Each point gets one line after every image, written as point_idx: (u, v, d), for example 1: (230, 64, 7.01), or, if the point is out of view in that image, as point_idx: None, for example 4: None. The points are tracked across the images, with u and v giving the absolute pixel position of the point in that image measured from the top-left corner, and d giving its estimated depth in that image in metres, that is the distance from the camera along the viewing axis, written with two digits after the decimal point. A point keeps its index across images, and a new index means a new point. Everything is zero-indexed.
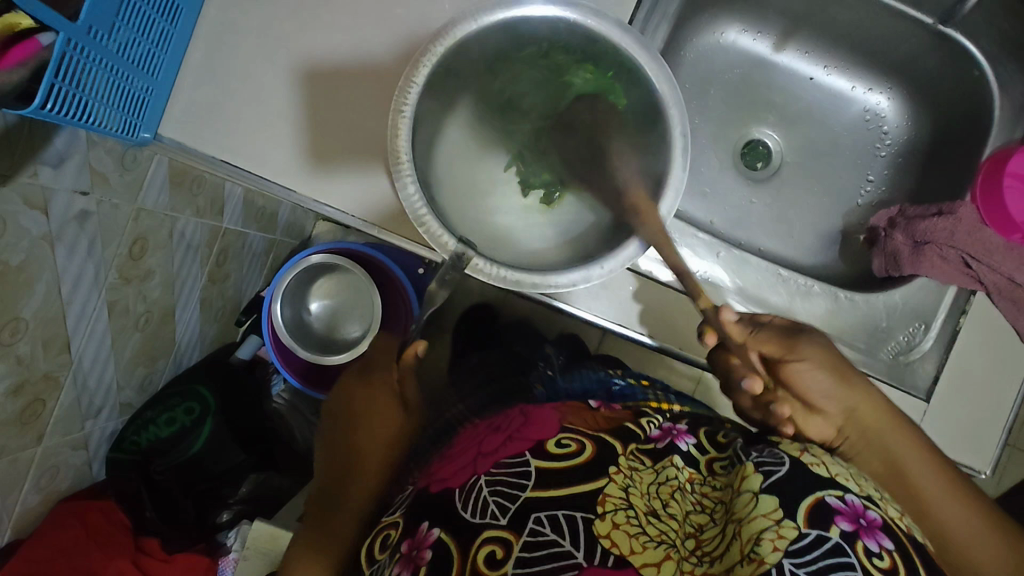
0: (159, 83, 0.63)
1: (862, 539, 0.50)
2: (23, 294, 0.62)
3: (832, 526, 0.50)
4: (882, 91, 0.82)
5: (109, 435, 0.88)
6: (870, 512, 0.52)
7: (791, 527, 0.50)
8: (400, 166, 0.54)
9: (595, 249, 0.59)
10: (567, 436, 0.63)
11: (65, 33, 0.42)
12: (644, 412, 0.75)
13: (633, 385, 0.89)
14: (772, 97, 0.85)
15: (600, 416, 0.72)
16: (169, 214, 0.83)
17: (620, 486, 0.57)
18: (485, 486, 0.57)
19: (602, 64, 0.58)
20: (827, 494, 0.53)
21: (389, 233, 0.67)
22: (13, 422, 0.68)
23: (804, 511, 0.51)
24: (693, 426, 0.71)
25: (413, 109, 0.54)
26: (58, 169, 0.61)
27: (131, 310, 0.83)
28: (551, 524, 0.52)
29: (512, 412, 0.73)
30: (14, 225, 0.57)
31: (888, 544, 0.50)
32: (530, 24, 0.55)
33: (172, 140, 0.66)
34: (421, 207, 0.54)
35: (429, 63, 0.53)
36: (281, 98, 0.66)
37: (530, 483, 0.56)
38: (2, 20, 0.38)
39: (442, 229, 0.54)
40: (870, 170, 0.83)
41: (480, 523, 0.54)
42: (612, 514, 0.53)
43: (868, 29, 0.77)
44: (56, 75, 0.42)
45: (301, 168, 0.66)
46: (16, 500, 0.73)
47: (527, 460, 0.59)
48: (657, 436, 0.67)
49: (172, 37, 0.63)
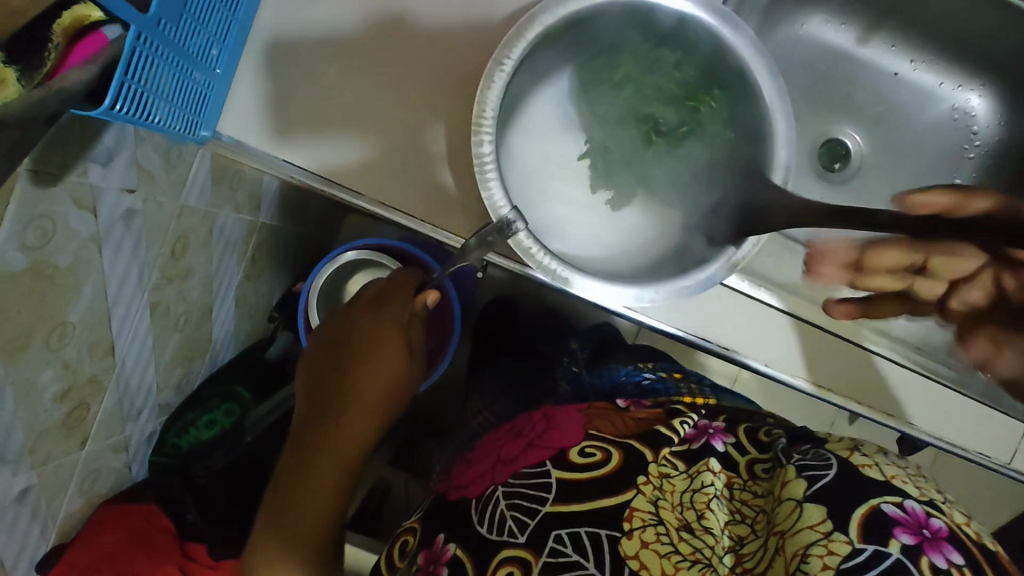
0: (218, 78, 0.58)
1: (930, 556, 0.44)
2: (71, 299, 0.59)
3: (891, 539, 0.45)
4: (973, 90, 0.78)
5: (148, 436, 0.86)
6: (934, 520, 0.46)
7: (843, 542, 0.45)
8: (482, 153, 0.50)
9: (675, 260, 0.56)
10: (592, 442, 0.59)
11: (134, 26, 0.39)
12: (676, 410, 0.66)
13: (665, 380, 0.83)
14: (852, 90, 0.81)
15: (629, 419, 0.65)
16: (210, 210, 0.80)
17: (649, 498, 0.52)
18: (501, 497, 0.54)
19: (704, 60, 0.54)
20: (883, 503, 0.47)
21: (423, 221, 0.63)
22: (60, 427, 0.66)
23: (856, 525, 0.45)
24: (731, 423, 0.64)
25: (517, 62, 0.50)
26: (107, 167, 0.58)
27: (172, 310, 0.80)
28: (573, 543, 0.49)
29: (534, 413, 0.69)
30: (64, 226, 0.55)
31: (957, 559, 0.44)
32: (626, 11, 0.52)
33: (230, 138, 0.62)
34: (491, 169, 0.50)
35: (544, 23, 0.50)
36: (343, 83, 0.62)
37: (551, 496, 0.53)
38: (72, 12, 0.35)
39: (502, 196, 0.51)
40: (957, 173, 0.79)
41: (497, 541, 0.51)
42: (640, 531, 0.49)
43: (971, 26, 0.72)
44: (125, 73, 0.39)
45: (341, 157, 0.63)
46: (60, 505, 0.71)
47: (548, 469, 0.55)
48: (692, 434, 0.60)
49: (234, 29, 0.58)
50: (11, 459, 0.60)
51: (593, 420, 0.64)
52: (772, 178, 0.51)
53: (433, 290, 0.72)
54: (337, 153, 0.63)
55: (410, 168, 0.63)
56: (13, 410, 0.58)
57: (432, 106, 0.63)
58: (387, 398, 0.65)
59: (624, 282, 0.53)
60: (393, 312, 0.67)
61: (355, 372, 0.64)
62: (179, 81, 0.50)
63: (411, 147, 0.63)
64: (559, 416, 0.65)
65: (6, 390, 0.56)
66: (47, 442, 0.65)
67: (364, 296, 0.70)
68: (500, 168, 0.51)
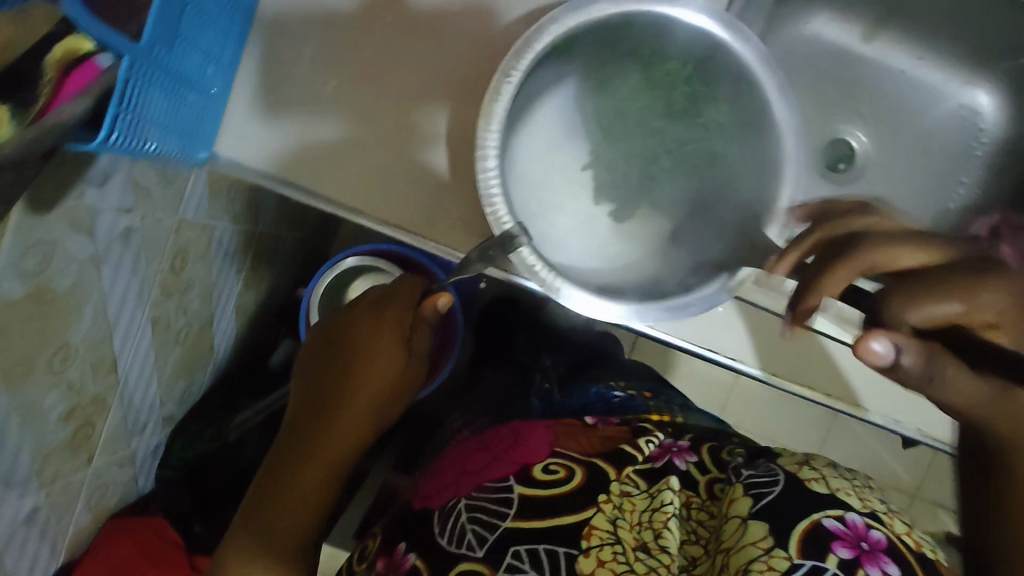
0: (212, 98, 0.56)
1: (863, 567, 0.45)
2: (72, 321, 0.59)
3: (829, 554, 0.45)
4: (980, 87, 0.77)
5: (154, 449, 0.86)
6: (873, 532, 0.47)
7: (782, 557, 0.45)
8: (486, 171, 0.50)
9: (680, 276, 0.55)
10: (557, 460, 0.56)
11: (127, 55, 0.38)
12: (643, 428, 0.63)
13: (635, 396, 0.78)
14: (856, 89, 0.80)
15: (596, 437, 0.61)
16: (208, 223, 0.79)
17: (609, 516, 0.50)
18: (464, 511, 0.52)
19: (713, 67, 0.54)
20: (825, 516, 0.47)
21: (424, 239, 0.60)
22: (66, 448, 0.66)
23: (797, 538, 0.46)
24: (695, 441, 0.62)
25: (524, 75, 0.50)
26: (103, 188, 0.57)
27: (173, 324, 0.79)
28: (530, 559, 0.47)
29: (499, 427, 0.65)
30: (62, 250, 0.54)
31: (893, 570, 0.45)
32: (631, 20, 0.51)
33: (227, 158, 0.60)
34: (495, 186, 0.50)
35: (552, 34, 0.49)
36: (338, 92, 0.59)
37: (512, 512, 0.51)
38: (65, 46, 0.36)
39: (506, 211, 0.51)
40: (964, 172, 0.78)
41: (455, 554, 0.49)
42: (598, 550, 0.47)
43: (982, 22, 0.71)
44: (118, 105, 0.39)
45: (336, 174, 0.60)
46: (68, 522, 0.72)
47: (510, 485, 0.53)
48: (657, 453, 0.58)
49: (228, 47, 0.56)
50: (18, 482, 0.60)
51: (561, 435, 0.61)
52: (768, 233, 0.52)
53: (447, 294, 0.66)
54: (333, 166, 0.60)
55: (409, 185, 0.60)
56: (18, 435, 0.57)
57: (433, 117, 0.59)
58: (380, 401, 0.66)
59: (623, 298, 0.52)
60: (394, 314, 0.65)
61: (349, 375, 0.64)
62: (172, 105, 0.49)
63: (412, 162, 0.59)
64: (526, 431, 0.62)
65: (11, 416, 0.55)
66: (54, 463, 0.64)
67: (365, 299, 0.68)
68: (503, 184, 0.51)
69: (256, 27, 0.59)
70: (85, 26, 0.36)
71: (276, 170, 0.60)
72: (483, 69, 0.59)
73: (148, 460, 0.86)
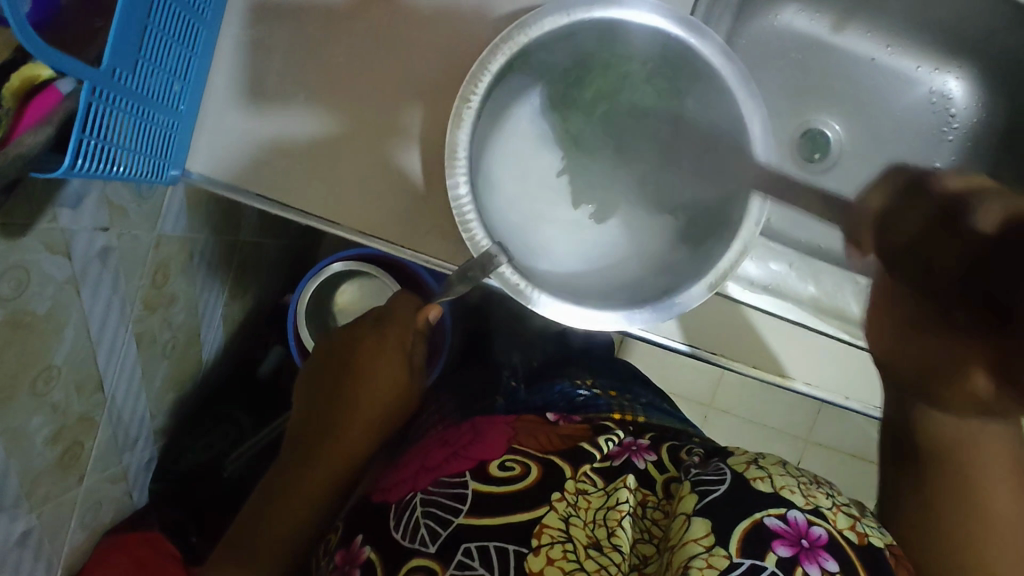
0: (182, 117, 0.56)
1: (802, 565, 0.44)
2: (53, 343, 0.59)
3: (768, 553, 0.44)
4: (949, 72, 0.78)
5: (147, 464, 0.86)
6: (815, 529, 0.46)
7: (722, 555, 0.44)
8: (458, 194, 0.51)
9: (665, 278, 0.56)
10: (514, 455, 0.55)
11: (87, 81, 0.40)
12: (603, 425, 0.63)
13: (599, 394, 0.77)
14: (828, 79, 0.80)
15: (555, 434, 0.60)
16: (188, 237, 0.79)
17: (561, 514, 0.49)
18: (418, 505, 0.50)
19: (682, 66, 0.54)
20: (767, 516, 0.46)
21: (403, 247, 0.60)
22: (55, 468, 0.66)
23: (737, 537, 0.45)
24: (656, 440, 0.62)
25: (483, 96, 0.51)
26: (76, 210, 0.57)
27: (158, 338, 0.79)
28: (480, 557, 0.46)
29: (463, 423, 0.64)
30: (37, 273, 0.54)
31: (831, 566, 0.44)
32: (595, 24, 0.52)
33: (203, 176, 0.59)
34: (470, 211, 0.51)
35: (507, 53, 0.50)
36: (309, 108, 0.59)
37: (465, 508, 0.49)
38: (21, 74, 0.39)
39: (482, 231, 0.52)
40: (937, 157, 0.79)
41: (406, 550, 0.48)
42: (547, 548, 0.46)
43: (949, 9, 0.72)
44: (82, 130, 0.41)
45: (313, 186, 0.59)
46: (61, 541, 0.72)
47: (465, 480, 0.52)
48: (616, 451, 0.58)
49: (193, 65, 0.56)
50: (7, 504, 0.60)
51: (519, 432, 0.60)
52: (748, 231, 0.52)
53: (435, 305, 0.63)
54: (309, 180, 0.59)
55: (388, 194, 0.59)
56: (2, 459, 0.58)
57: (404, 127, 0.59)
58: (384, 416, 0.64)
59: (608, 305, 0.53)
60: (396, 321, 0.64)
61: (350, 383, 0.63)
62: (140, 127, 0.50)
63: (386, 174, 0.59)
64: (486, 427, 0.61)
65: None
66: (43, 485, 0.65)
67: (364, 317, 0.67)
68: (477, 203, 0.52)
69: (218, 49, 0.58)
70: (36, 55, 0.35)
71: (260, 187, 0.59)
72: (446, 76, 0.58)
73: (141, 474, 0.86)
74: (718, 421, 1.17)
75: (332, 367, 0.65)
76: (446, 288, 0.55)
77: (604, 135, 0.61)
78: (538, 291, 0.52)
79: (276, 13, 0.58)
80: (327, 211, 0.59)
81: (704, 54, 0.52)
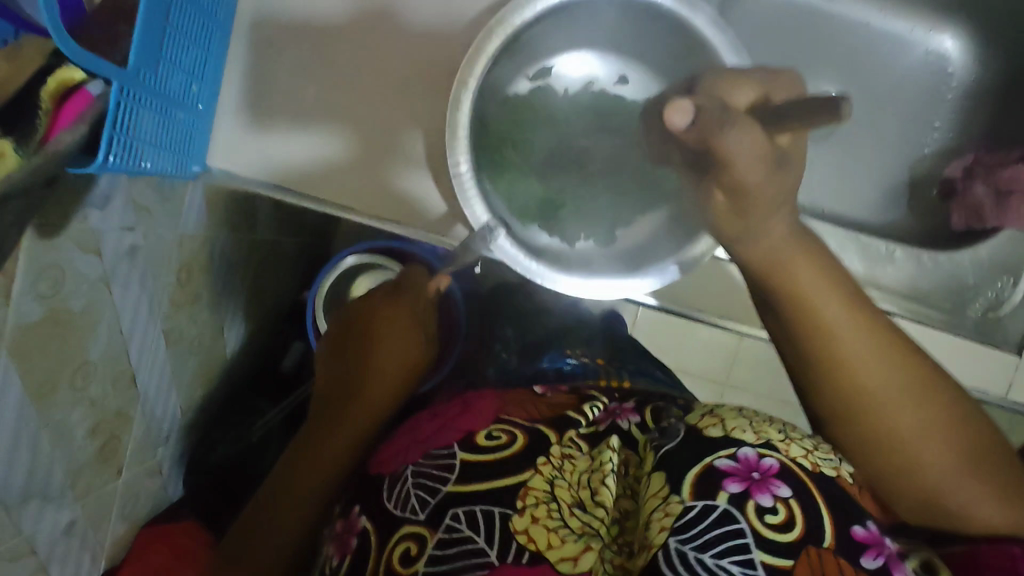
0: (201, 115, 0.59)
1: (753, 497, 0.44)
2: (88, 341, 0.62)
3: (719, 491, 0.44)
4: (944, 33, 0.79)
5: (179, 457, 0.89)
6: (766, 461, 0.47)
7: (677, 501, 0.45)
8: (458, 168, 0.53)
9: (655, 245, 0.59)
10: (501, 425, 0.57)
11: (114, 79, 0.44)
12: (589, 395, 0.64)
13: (587, 363, 0.83)
14: (826, 45, 0.80)
15: (541, 404, 0.63)
16: (207, 235, 0.81)
17: (546, 478, 0.50)
18: (410, 476, 0.53)
19: (670, 27, 0.56)
20: (718, 458, 0.47)
21: (416, 228, 0.62)
22: (95, 461, 0.69)
23: (689, 482, 0.46)
24: (641, 402, 0.63)
25: (480, 77, 0.53)
26: (105, 210, 0.60)
27: (185, 334, 0.82)
28: (467, 520, 0.47)
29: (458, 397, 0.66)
30: (72, 271, 0.57)
31: (783, 493, 0.45)
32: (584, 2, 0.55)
33: (223, 170, 0.61)
34: (470, 185, 0.54)
35: (502, 35, 0.53)
36: (314, 97, 0.60)
37: (452, 478, 0.51)
38: (59, 77, 0.41)
39: (482, 206, 0.54)
40: (938, 116, 0.80)
41: (399, 518, 0.50)
42: (533, 508, 0.47)
43: None
44: (112, 126, 0.45)
45: (319, 173, 0.61)
46: (106, 532, 0.75)
47: (453, 450, 0.54)
48: (601, 417, 0.60)
49: (208, 65, 0.58)
50: (55, 495, 0.64)
51: (506, 403, 0.62)
52: (728, 62, 0.53)
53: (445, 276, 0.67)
54: (320, 168, 0.61)
55: (391, 175, 0.61)
56: (48, 452, 0.61)
57: (411, 114, 0.60)
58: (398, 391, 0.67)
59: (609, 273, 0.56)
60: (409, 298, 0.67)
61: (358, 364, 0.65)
62: (165, 125, 0.53)
63: (400, 158, 0.61)
64: (474, 401, 0.63)
65: (40, 434, 0.59)
66: (86, 476, 0.68)
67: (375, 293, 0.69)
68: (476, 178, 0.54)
69: (233, 48, 0.60)
70: (67, 49, 0.39)
71: (264, 177, 0.62)
72: (448, 61, 0.60)
73: (176, 467, 0.89)
74: (732, 396, 1.18)
75: (346, 343, 0.67)
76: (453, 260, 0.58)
77: (605, 109, 0.64)
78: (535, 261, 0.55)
79: (280, 11, 0.60)
80: (340, 198, 0.62)
81: (697, 26, 0.54)
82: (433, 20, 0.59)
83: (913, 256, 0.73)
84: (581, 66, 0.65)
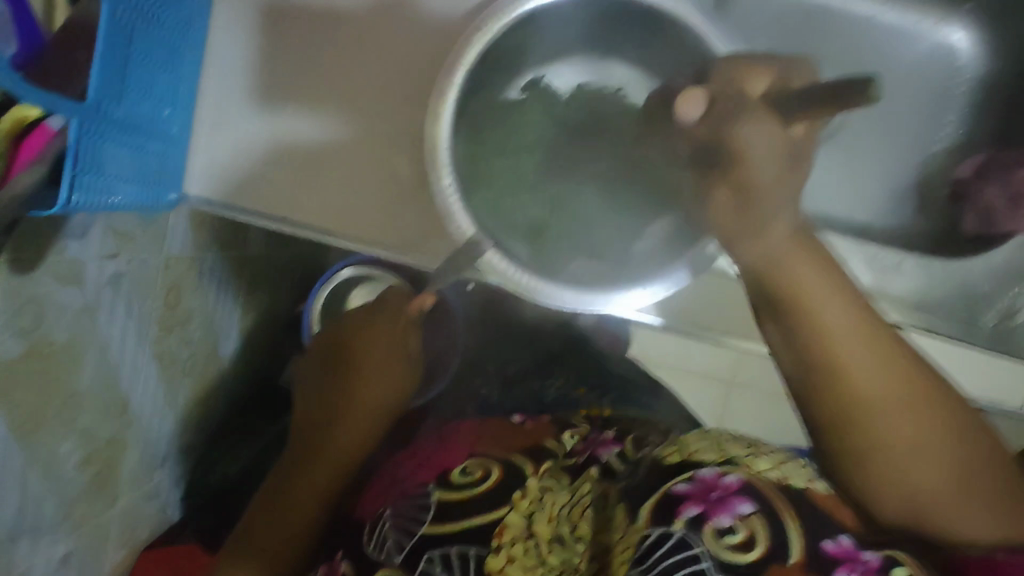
0: (174, 141, 0.57)
1: (712, 519, 0.43)
2: (74, 371, 0.61)
3: (675, 517, 0.43)
4: (953, 25, 0.76)
5: (177, 480, 0.88)
6: (725, 479, 0.46)
7: (636, 530, 0.44)
8: (439, 157, 0.50)
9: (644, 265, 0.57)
10: (476, 460, 0.58)
11: (75, 117, 0.43)
12: (572, 423, 0.66)
13: (569, 392, 0.83)
14: (827, 40, 0.77)
15: (521, 434, 0.64)
16: (195, 256, 0.79)
17: (523, 514, 0.51)
18: (387, 519, 0.54)
19: (662, 28, 0.53)
20: (674, 482, 0.46)
21: (403, 251, 0.60)
22: (88, 491, 0.67)
23: (645, 510, 0.45)
24: (623, 431, 0.63)
25: (463, 83, 0.50)
26: (83, 240, 0.58)
27: (177, 356, 0.80)
28: (443, 562, 0.49)
29: (447, 428, 0.68)
30: (51, 304, 0.55)
31: (744, 510, 0.44)
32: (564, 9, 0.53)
33: (201, 198, 0.59)
34: (454, 198, 0.51)
35: (487, 41, 0.50)
36: (290, 115, 0.58)
37: (429, 518, 0.53)
38: (10, 116, 0.42)
39: (466, 217, 0.51)
40: (948, 113, 0.77)
41: (376, 561, 0.52)
42: (508, 548, 0.49)
43: None
44: (73, 164, 0.44)
45: (298, 197, 0.59)
46: (102, 561, 0.74)
47: (429, 490, 0.55)
48: (581, 448, 0.60)
49: (178, 88, 0.56)
50: (47, 528, 0.62)
51: (482, 436, 0.63)
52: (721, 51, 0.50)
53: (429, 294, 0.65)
54: (301, 190, 0.59)
55: (376, 196, 0.59)
56: (37, 489, 0.60)
57: (395, 132, 0.58)
58: (379, 412, 0.67)
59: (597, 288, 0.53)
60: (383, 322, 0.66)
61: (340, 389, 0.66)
62: (133, 157, 0.52)
63: (384, 176, 0.59)
64: (455, 435, 0.65)
65: (26, 470, 0.57)
66: (79, 507, 0.67)
67: (357, 311, 0.68)
68: (461, 192, 0.51)
69: (204, 70, 0.58)
70: (24, 98, 0.38)
71: (241, 201, 0.59)
72: (434, 77, 0.58)
73: (174, 490, 0.88)
74: (738, 401, 1.16)
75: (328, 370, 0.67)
76: (443, 278, 0.56)
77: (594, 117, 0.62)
78: (533, 284, 0.52)
79: (257, 31, 0.58)
80: (321, 220, 0.60)
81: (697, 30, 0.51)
82: (416, 34, 0.57)
83: (925, 264, 0.70)
84: (584, 68, 0.64)
